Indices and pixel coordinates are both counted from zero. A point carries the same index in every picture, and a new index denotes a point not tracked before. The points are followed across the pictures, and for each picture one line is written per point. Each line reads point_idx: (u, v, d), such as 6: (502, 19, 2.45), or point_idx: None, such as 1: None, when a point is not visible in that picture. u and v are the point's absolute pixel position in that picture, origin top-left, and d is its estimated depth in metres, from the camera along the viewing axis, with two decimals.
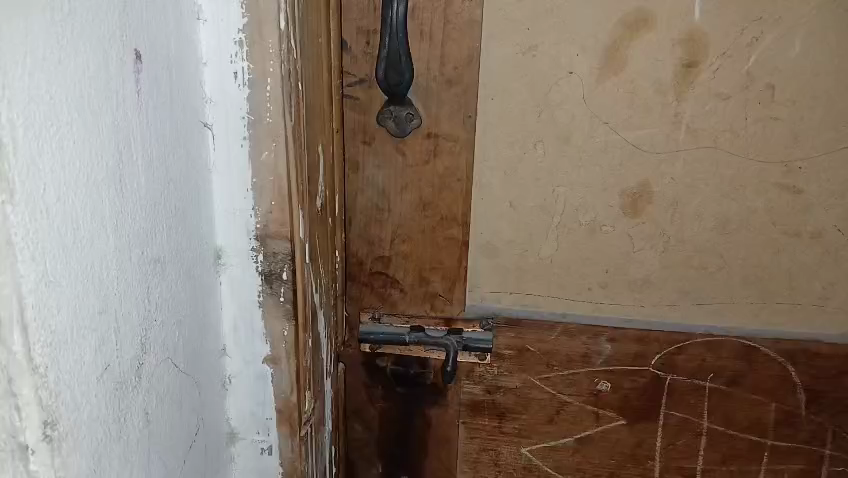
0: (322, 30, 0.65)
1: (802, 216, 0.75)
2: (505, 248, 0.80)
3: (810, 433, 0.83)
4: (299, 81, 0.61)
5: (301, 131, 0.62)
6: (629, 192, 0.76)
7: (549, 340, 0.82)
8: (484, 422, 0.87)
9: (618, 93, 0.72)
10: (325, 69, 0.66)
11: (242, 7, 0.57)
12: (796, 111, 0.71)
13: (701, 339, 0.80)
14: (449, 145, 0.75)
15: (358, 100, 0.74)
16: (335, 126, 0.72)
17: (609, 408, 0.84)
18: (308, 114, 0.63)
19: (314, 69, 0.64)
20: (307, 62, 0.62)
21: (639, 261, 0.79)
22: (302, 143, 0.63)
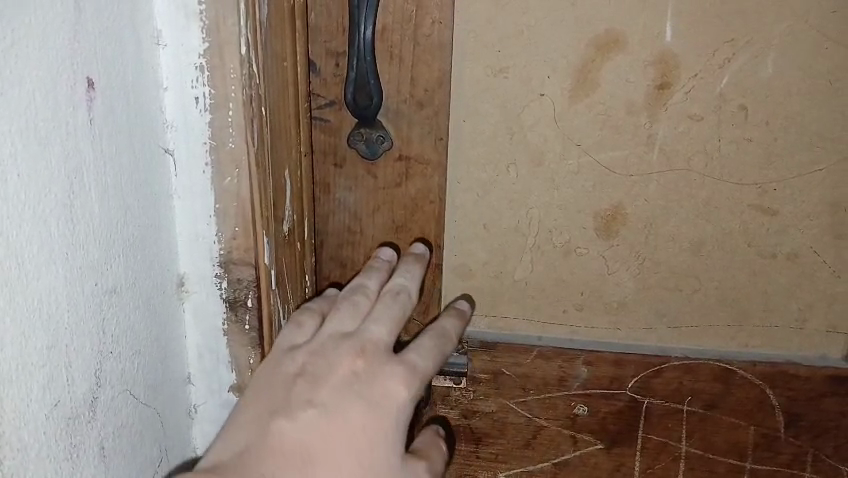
0: (288, 53, 0.62)
1: (777, 237, 0.75)
2: (481, 270, 0.79)
3: (791, 456, 0.81)
4: (265, 106, 0.58)
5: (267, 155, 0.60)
6: (604, 213, 0.75)
7: (525, 364, 0.80)
8: (460, 448, 0.84)
9: (590, 114, 0.72)
10: (293, 93, 0.64)
11: (202, 32, 0.56)
12: (769, 132, 0.71)
13: (678, 362, 0.79)
14: (420, 168, 0.74)
15: (327, 122, 0.73)
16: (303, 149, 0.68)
17: (587, 432, 0.82)
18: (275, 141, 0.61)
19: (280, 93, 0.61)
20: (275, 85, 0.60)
21: (615, 283, 0.78)
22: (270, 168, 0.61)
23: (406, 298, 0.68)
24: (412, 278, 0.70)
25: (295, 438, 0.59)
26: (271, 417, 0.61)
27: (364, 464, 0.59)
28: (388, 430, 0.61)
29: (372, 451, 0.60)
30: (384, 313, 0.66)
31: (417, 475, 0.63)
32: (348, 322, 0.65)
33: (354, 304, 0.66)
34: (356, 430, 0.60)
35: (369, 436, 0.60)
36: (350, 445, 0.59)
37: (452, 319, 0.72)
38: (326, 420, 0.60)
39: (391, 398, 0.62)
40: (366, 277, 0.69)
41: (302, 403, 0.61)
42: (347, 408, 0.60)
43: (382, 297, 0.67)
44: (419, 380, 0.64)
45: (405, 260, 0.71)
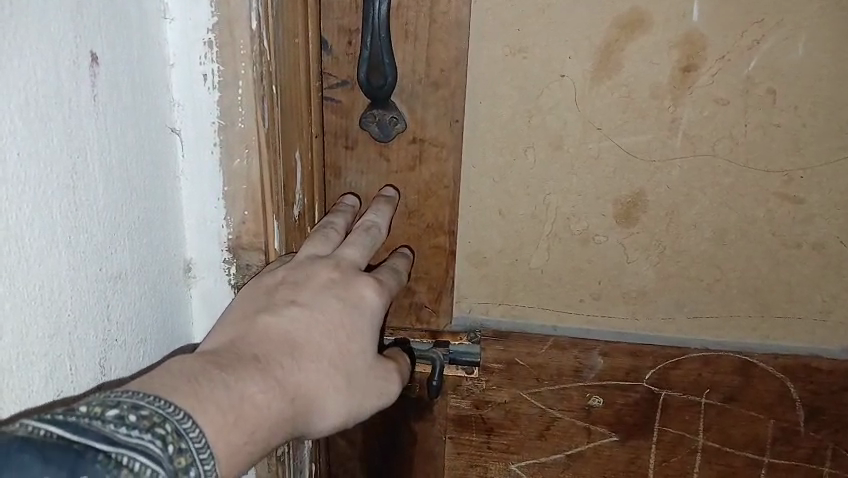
0: (300, 29, 0.59)
1: (802, 226, 0.72)
2: (495, 258, 0.77)
3: (809, 451, 0.80)
4: (275, 85, 0.56)
5: (277, 135, 0.58)
6: (624, 199, 0.73)
7: (539, 354, 0.78)
8: (471, 438, 0.83)
9: (612, 98, 0.69)
10: (304, 69, 0.61)
11: (210, 6, 0.54)
12: (797, 117, 0.68)
13: (697, 354, 0.77)
14: (435, 151, 0.71)
15: (338, 102, 0.70)
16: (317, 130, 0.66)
17: (601, 424, 0.80)
18: (285, 123, 0.58)
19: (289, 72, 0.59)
20: (284, 63, 0.57)
21: (633, 272, 0.76)
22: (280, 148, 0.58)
23: (376, 231, 0.67)
24: (384, 217, 0.69)
25: (281, 332, 0.55)
26: (255, 313, 0.56)
27: (346, 353, 0.58)
28: (365, 327, 0.60)
29: (352, 344, 0.58)
30: (360, 239, 0.65)
31: (391, 376, 0.62)
32: (324, 246, 0.63)
33: (329, 231, 0.65)
34: (338, 325, 0.58)
35: (349, 330, 0.58)
36: (334, 337, 0.57)
37: (400, 260, 0.71)
38: (310, 316, 0.57)
39: (368, 300, 0.61)
40: (334, 217, 0.68)
41: (285, 302, 0.57)
42: (329, 306, 0.58)
43: (354, 230, 0.66)
44: (387, 294, 0.64)
45: (376, 203, 0.70)
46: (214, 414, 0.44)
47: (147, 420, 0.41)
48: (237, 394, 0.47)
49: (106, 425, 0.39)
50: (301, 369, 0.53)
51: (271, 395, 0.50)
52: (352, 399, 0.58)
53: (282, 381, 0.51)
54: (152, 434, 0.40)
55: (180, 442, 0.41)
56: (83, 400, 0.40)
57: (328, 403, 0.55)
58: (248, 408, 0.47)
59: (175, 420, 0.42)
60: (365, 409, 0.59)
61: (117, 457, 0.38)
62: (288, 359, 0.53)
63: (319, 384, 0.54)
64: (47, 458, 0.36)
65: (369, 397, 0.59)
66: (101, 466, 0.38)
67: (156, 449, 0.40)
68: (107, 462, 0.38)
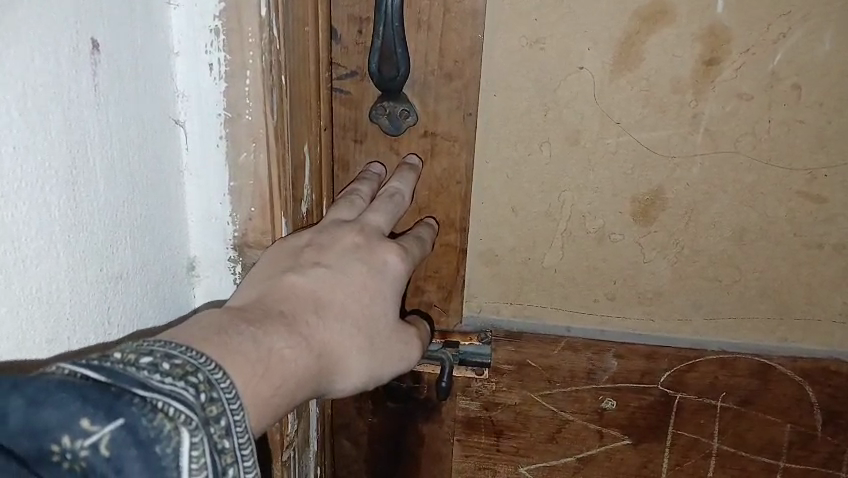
0: (310, 18, 0.56)
1: (825, 226, 0.70)
2: (507, 257, 0.74)
3: (826, 455, 0.78)
4: (284, 75, 0.53)
5: (285, 128, 0.55)
6: (642, 197, 0.71)
7: (552, 356, 0.76)
8: (479, 440, 0.80)
9: (631, 92, 0.67)
10: (313, 59, 0.58)
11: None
12: (822, 114, 0.66)
13: (714, 357, 0.75)
14: (447, 145, 0.69)
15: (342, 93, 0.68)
16: (326, 123, 0.63)
17: (614, 427, 0.78)
18: (293, 114, 0.56)
19: (298, 62, 0.56)
20: (293, 53, 0.54)
21: (649, 272, 0.73)
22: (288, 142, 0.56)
23: (400, 199, 0.65)
24: (409, 184, 0.67)
25: (306, 291, 0.54)
26: (281, 272, 0.55)
27: (369, 316, 0.57)
28: (388, 291, 0.59)
29: (374, 306, 0.57)
30: (384, 206, 0.63)
31: (410, 340, 0.61)
32: (348, 212, 0.62)
33: (353, 199, 0.63)
34: (361, 289, 0.57)
35: (372, 294, 0.57)
36: (357, 299, 0.56)
37: (425, 228, 0.69)
38: (334, 278, 0.56)
39: (391, 266, 0.60)
40: (358, 184, 0.66)
41: (310, 263, 0.56)
42: (352, 270, 0.57)
43: (378, 197, 0.64)
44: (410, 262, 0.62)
45: (400, 170, 0.68)
46: (244, 365, 0.44)
47: (180, 369, 0.40)
48: (266, 348, 0.46)
49: (140, 371, 0.39)
50: (326, 328, 0.53)
51: (298, 349, 0.49)
52: (374, 361, 0.57)
53: (308, 339, 0.51)
54: (186, 382, 0.39)
55: (212, 391, 0.40)
56: (118, 346, 0.40)
57: (349, 361, 0.55)
58: (275, 361, 0.47)
59: (206, 370, 0.41)
60: (384, 370, 0.59)
61: (152, 401, 0.37)
62: (313, 317, 0.53)
63: (342, 343, 0.54)
64: (85, 396, 0.36)
65: (389, 360, 0.59)
66: (136, 408, 0.37)
67: (189, 396, 0.39)
68: (143, 405, 0.37)
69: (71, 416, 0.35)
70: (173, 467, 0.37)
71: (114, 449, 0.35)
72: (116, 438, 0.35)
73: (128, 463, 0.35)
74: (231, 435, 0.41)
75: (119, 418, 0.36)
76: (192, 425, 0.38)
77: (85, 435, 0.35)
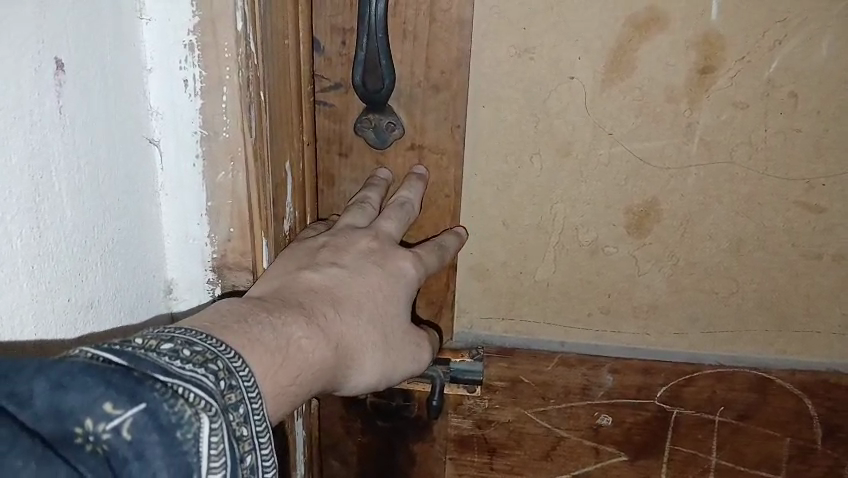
0: (290, 31, 0.55)
1: (824, 237, 0.68)
2: (497, 271, 0.72)
3: (826, 469, 0.76)
4: (264, 91, 0.52)
5: (265, 149, 0.54)
6: (636, 209, 0.68)
7: (545, 372, 0.73)
8: (472, 459, 0.78)
9: (623, 101, 0.65)
10: (294, 72, 0.56)
11: (190, 5, 0.50)
12: (819, 122, 0.64)
13: (712, 371, 0.73)
14: (435, 158, 0.67)
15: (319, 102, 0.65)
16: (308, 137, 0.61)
17: (610, 443, 0.76)
18: (276, 132, 0.55)
19: (278, 76, 0.54)
20: (273, 67, 0.53)
21: (644, 285, 0.71)
22: (268, 162, 0.55)
23: (409, 208, 0.65)
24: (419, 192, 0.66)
25: (322, 286, 0.56)
26: (298, 269, 0.57)
27: (384, 315, 0.58)
28: (401, 292, 0.60)
29: (388, 306, 0.59)
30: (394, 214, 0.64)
31: (421, 344, 0.63)
32: (361, 219, 0.64)
33: (365, 204, 0.64)
34: (375, 287, 0.58)
35: (385, 294, 0.59)
36: (372, 297, 0.58)
37: (450, 237, 0.68)
38: (350, 276, 0.58)
39: (403, 268, 0.61)
40: (368, 190, 0.66)
41: (326, 263, 0.58)
42: (367, 270, 0.59)
43: (388, 206, 0.65)
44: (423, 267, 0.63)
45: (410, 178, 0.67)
46: (263, 353, 0.46)
47: (200, 356, 0.41)
48: (285, 337, 0.48)
49: (162, 357, 0.39)
50: (344, 321, 0.54)
51: (316, 341, 0.51)
52: (387, 359, 0.59)
53: (326, 330, 0.52)
54: (206, 368, 0.40)
55: (231, 379, 0.41)
56: (140, 332, 0.40)
57: (363, 356, 0.56)
58: (294, 351, 0.48)
59: (225, 358, 0.42)
60: (396, 368, 0.60)
61: (173, 387, 0.37)
62: (331, 309, 0.54)
63: (358, 338, 0.56)
64: (108, 380, 0.35)
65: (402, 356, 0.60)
66: (159, 394, 0.36)
67: (210, 383, 0.39)
68: (165, 391, 0.37)
69: (93, 400, 0.35)
70: (193, 453, 0.36)
71: (137, 434, 0.35)
72: (138, 422, 0.35)
73: (149, 449, 0.35)
74: (248, 421, 0.42)
75: (142, 403, 0.36)
76: (212, 412, 0.38)
77: (108, 419, 0.34)
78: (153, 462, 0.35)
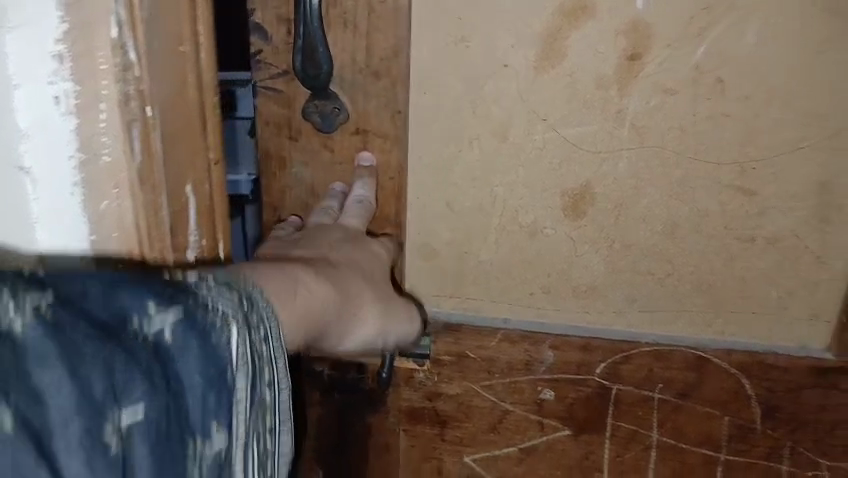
0: (186, 37, 0.58)
1: (757, 221, 0.70)
2: (443, 250, 0.76)
3: (766, 450, 0.78)
4: (150, 106, 0.57)
5: (154, 173, 0.59)
6: (571, 192, 0.72)
7: (490, 347, 0.77)
8: (424, 430, 0.82)
9: (556, 87, 0.68)
10: (194, 83, 0.60)
11: (57, 12, 0.53)
12: (750, 106, 0.66)
13: (649, 350, 0.75)
14: (379, 142, 0.71)
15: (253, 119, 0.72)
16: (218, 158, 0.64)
17: (554, 418, 0.79)
18: (167, 149, 0.59)
19: (171, 88, 0.58)
20: (160, 80, 0.57)
21: (582, 266, 0.75)
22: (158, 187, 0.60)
23: (363, 207, 0.71)
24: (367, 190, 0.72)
25: (318, 258, 0.67)
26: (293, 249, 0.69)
27: (373, 281, 0.70)
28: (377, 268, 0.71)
29: (375, 270, 0.70)
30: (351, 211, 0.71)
31: (404, 306, 0.73)
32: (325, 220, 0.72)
33: (327, 211, 0.72)
34: (363, 258, 0.70)
35: (370, 267, 0.70)
36: (361, 267, 0.69)
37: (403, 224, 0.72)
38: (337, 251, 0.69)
39: (374, 248, 0.72)
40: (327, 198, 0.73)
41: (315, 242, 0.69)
42: (352, 248, 0.70)
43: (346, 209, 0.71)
44: (378, 246, 0.72)
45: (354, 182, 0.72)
46: (281, 291, 0.55)
47: (224, 278, 0.49)
48: (298, 281, 0.58)
49: (194, 280, 0.47)
50: (343, 279, 0.66)
51: (325, 289, 0.61)
52: (380, 322, 0.69)
53: (332, 284, 0.63)
54: (230, 286, 0.48)
55: (253, 298, 0.49)
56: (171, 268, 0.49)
57: (361, 314, 0.67)
58: (307, 294, 0.58)
59: (246, 283, 0.50)
60: (386, 329, 0.70)
61: (207, 299, 0.46)
62: (330, 270, 0.65)
63: (354, 292, 0.67)
64: (150, 289, 0.44)
65: (391, 320, 0.70)
66: (193, 303, 0.45)
67: (233, 295, 0.47)
68: (198, 302, 0.45)
69: (139, 301, 0.43)
70: (226, 354, 0.45)
71: (178, 331, 0.44)
72: (177, 323, 0.44)
73: (189, 351, 0.44)
74: (268, 342, 0.49)
75: (179, 308, 0.44)
76: (238, 320, 0.46)
77: (151, 318, 0.43)
78: (192, 359, 0.44)
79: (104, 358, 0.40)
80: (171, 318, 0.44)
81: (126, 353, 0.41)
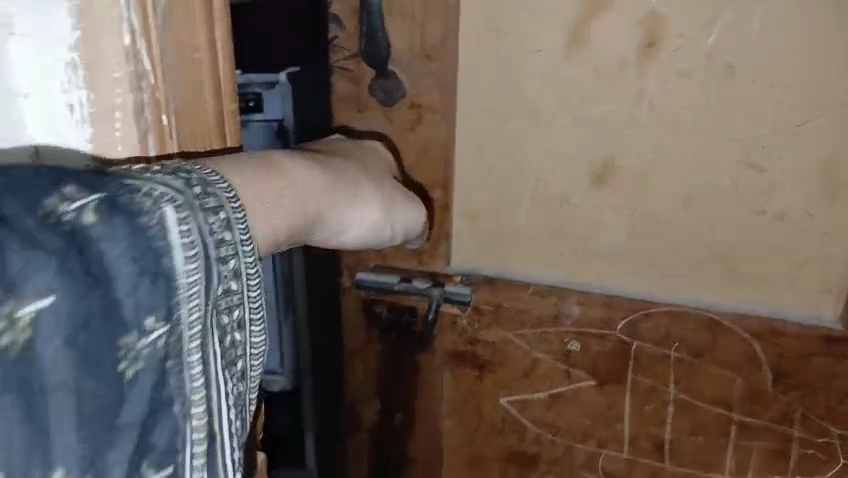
0: (201, 43, 0.53)
1: (766, 194, 0.77)
2: (485, 212, 0.88)
3: (778, 414, 0.83)
4: (167, 112, 0.53)
5: None
6: (597, 163, 0.81)
7: (522, 299, 0.87)
8: (466, 371, 0.94)
9: (582, 70, 0.78)
10: (213, 97, 0.55)
11: (69, 18, 0.49)
12: (757, 89, 0.73)
13: (666, 310, 0.83)
14: (430, 115, 0.84)
15: (282, 122, 0.85)
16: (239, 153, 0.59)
17: (580, 368, 0.88)
18: (179, 125, 0.54)
19: (186, 89, 0.53)
20: (180, 85, 0.53)
21: (606, 231, 0.84)
22: None
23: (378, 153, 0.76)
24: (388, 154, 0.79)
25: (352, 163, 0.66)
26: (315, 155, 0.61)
27: (395, 193, 0.68)
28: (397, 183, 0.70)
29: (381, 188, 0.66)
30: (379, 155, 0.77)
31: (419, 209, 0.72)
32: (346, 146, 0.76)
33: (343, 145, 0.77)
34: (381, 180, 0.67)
35: (389, 187, 0.67)
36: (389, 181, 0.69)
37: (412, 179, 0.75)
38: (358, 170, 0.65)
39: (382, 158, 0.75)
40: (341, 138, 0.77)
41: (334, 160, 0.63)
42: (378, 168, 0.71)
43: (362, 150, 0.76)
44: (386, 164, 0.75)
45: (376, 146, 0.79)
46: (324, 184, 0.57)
47: (172, 169, 0.43)
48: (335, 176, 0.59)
49: (127, 174, 0.41)
50: (379, 186, 0.66)
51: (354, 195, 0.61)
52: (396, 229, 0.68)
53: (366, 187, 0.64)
54: (176, 174, 0.42)
55: (208, 187, 0.43)
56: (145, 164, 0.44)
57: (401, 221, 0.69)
58: (344, 193, 0.60)
59: (200, 170, 0.44)
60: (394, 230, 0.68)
61: (144, 189, 0.39)
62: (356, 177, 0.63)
63: (367, 207, 0.63)
64: (66, 176, 0.37)
65: (397, 206, 0.67)
66: (121, 189, 0.39)
67: (178, 183, 0.41)
68: (131, 189, 0.39)
69: (47, 184, 0.36)
70: (163, 237, 0.38)
71: (103, 214, 0.37)
72: (100, 206, 0.37)
73: (119, 232, 0.37)
74: (237, 262, 0.44)
75: (104, 193, 0.38)
76: (178, 205, 0.40)
77: (68, 204, 0.36)
78: (116, 250, 0.36)
79: (39, 270, 0.33)
80: (46, 271, 0.34)
81: (41, 230, 0.34)
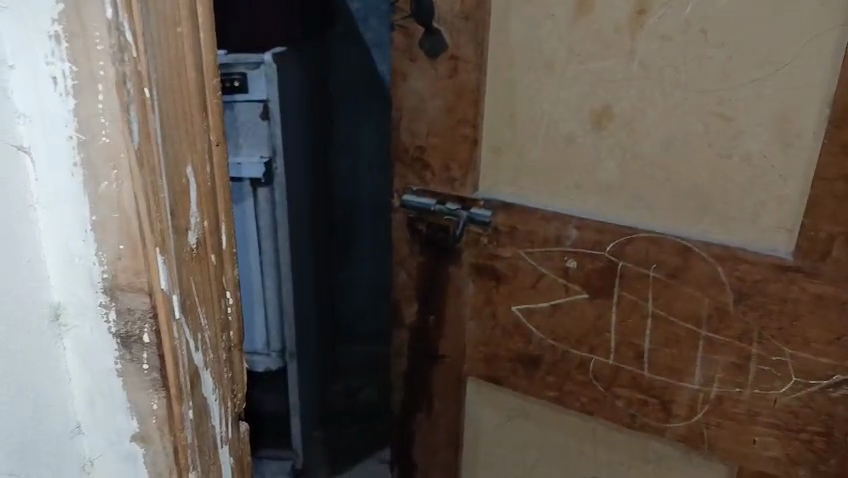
0: (184, 17, 0.48)
1: (734, 140, 0.91)
2: (507, 147, 1.07)
3: (739, 332, 0.97)
4: (149, 86, 0.45)
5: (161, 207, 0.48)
6: (597, 109, 0.98)
7: (531, 222, 1.06)
8: (485, 282, 1.14)
9: (587, 31, 0.95)
10: (195, 88, 0.50)
11: None
12: (724, 51, 0.87)
13: (645, 236, 0.99)
14: (465, 66, 1.04)
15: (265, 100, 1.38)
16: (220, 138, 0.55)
17: (575, 283, 1.06)
18: (165, 128, 0.48)
19: (169, 63, 0.47)
20: (162, 59, 0.46)
21: (603, 168, 1.01)
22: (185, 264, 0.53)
23: None
24: None
25: None
26: None
27: None
28: None
29: None
30: None
31: None
32: None
33: None
34: None
35: None
36: None
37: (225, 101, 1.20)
38: None
39: None
40: None
41: None
42: None
43: None
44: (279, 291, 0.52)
45: None
46: None
47: None
48: None
49: None
50: None
51: None
52: None
53: None
54: None
55: None
56: None
57: None
58: None
59: None
60: None
61: None
62: None
63: None
64: None
65: None
66: None
67: None
68: None
69: None
70: None
71: None
72: None
73: None
74: None
75: None
76: None
77: None
78: None
79: None
80: None
81: None
